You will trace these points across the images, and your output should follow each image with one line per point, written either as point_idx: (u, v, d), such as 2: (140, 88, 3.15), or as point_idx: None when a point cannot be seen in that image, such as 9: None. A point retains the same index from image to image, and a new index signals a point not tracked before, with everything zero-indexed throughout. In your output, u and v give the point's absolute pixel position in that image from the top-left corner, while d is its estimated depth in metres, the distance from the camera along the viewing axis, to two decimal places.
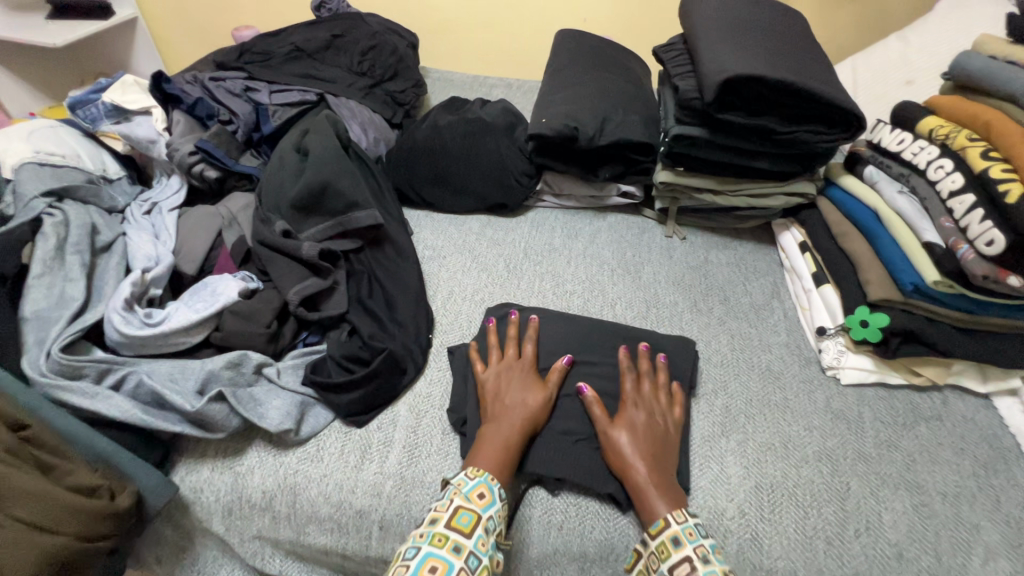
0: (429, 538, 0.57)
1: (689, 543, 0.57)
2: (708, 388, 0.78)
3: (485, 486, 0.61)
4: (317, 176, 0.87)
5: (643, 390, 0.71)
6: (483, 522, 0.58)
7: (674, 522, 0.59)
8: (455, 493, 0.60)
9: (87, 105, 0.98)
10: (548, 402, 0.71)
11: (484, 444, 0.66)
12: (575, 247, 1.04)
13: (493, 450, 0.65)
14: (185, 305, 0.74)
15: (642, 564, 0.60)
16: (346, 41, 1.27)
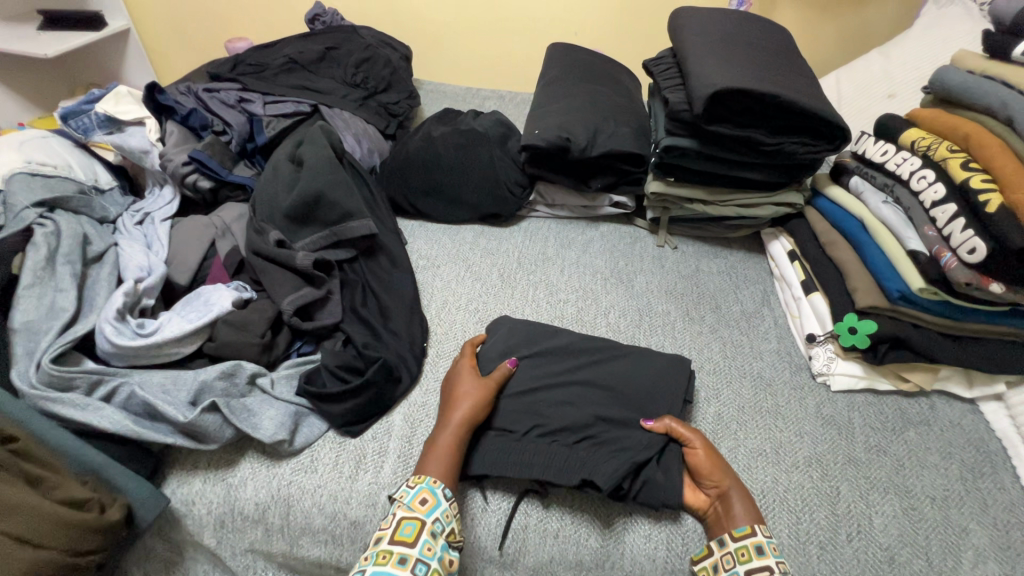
0: (374, 558, 0.57)
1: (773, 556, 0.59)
2: (701, 396, 0.79)
3: (428, 491, 0.62)
4: (311, 186, 0.88)
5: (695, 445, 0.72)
6: (428, 528, 0.59)
7: (759, 532, 0.60)
8: (397, 507, 0.61)
9: (79, 115, 0.98)
10: (485, 394, 0.71)
11: (429, 452, 0.66)
12: (568, 256, 1.05)
13: (436, 455, 0.65)
14: (178, 315, 0.74)
15: (711, 562, 0.60)
16: (339, 54, 1.28)
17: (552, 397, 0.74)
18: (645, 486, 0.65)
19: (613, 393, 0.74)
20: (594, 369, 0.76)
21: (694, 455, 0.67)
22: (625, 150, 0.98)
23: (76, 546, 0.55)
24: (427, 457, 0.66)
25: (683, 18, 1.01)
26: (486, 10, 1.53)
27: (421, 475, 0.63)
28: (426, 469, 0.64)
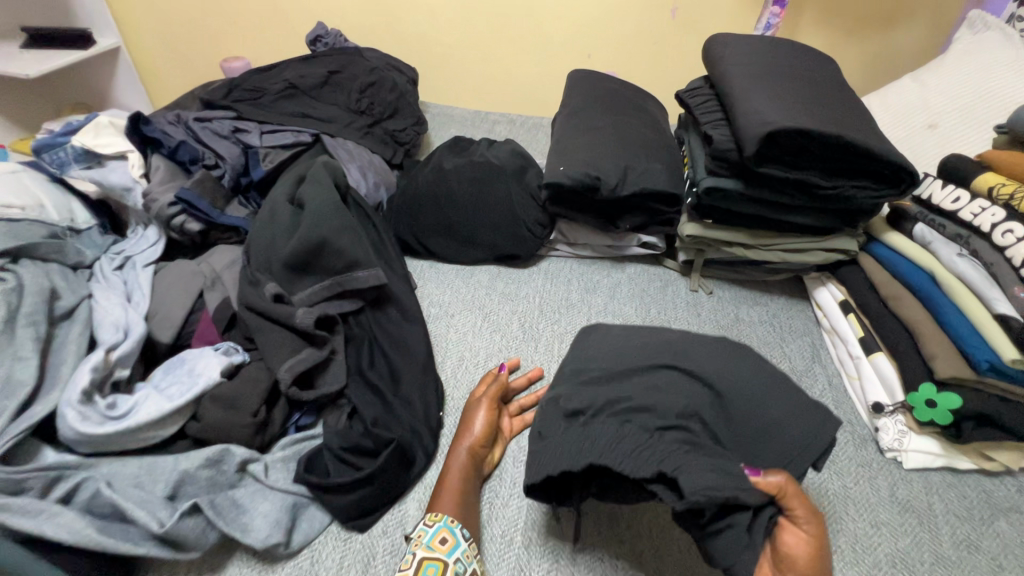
0: None
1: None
2: None
3: (448, 529, 0.58)
4: (313, 232, 0.78)
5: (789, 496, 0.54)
6: (451, 568, 0.55)
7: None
8: (417, 547, 0.56)
9: (54, 147, 0.87)
10: (490, 418, 0.71)
11: (440, 489, 0.64)
12: (594, 303, 0.96)
13: (449, 493, 0.63)
14: (156, 391, 0.63)
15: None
16: (343, 78, 1.19)
17: (623, 386, 0.60)
18: (727, 532, 0.49)
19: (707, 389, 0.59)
20: None
21: (790, 539, 0.50)
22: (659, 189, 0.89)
23: None
24: (439, 493, 0.63)
25: (720, 46, 0.93)
26: (496, 32, 1.46)
27: (437, 513, 0.60)
28: (439, 505, 0.62)
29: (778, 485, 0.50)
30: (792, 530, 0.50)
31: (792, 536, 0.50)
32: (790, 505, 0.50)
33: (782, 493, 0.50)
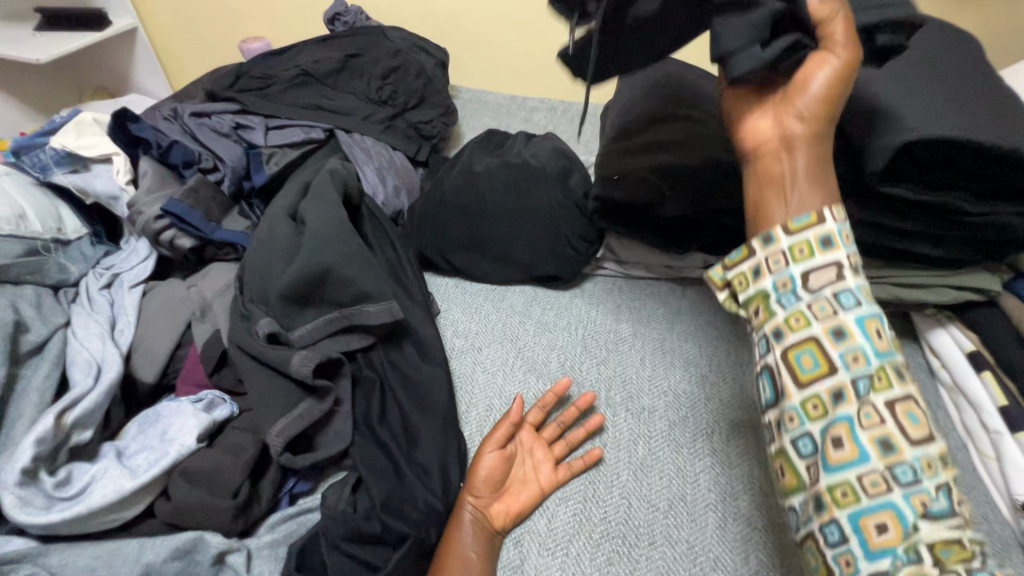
0: None
1: (844, 245, 0.43)
2: None
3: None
4: (316, 257, 0.65)
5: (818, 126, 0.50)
6: None
7: (830, 220, 0.43)
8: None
9: (34, 149, 0.79)
10: (499, 463, 0.62)
11: (445, 555, 0.56)
12: (650, 336, 0.80)
13: (452, 562, 0.55)
14: (118, 463, 0.52)
15: (753, 262, 0.45)
16: (362, 62, 1.05)
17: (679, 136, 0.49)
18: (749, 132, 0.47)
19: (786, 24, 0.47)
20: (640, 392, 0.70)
21: (813, 68, 0.46)
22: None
23: None
24: (441, 562, 0.55)
25: None
26: (534, 5, 1.26)
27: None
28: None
29: (832, 11, 0.45)
30: (821, 62, 0.46)
31: (817, 66, 0.46)
32: (828, 32, 0.46)
33: (828, 20, 0.46)
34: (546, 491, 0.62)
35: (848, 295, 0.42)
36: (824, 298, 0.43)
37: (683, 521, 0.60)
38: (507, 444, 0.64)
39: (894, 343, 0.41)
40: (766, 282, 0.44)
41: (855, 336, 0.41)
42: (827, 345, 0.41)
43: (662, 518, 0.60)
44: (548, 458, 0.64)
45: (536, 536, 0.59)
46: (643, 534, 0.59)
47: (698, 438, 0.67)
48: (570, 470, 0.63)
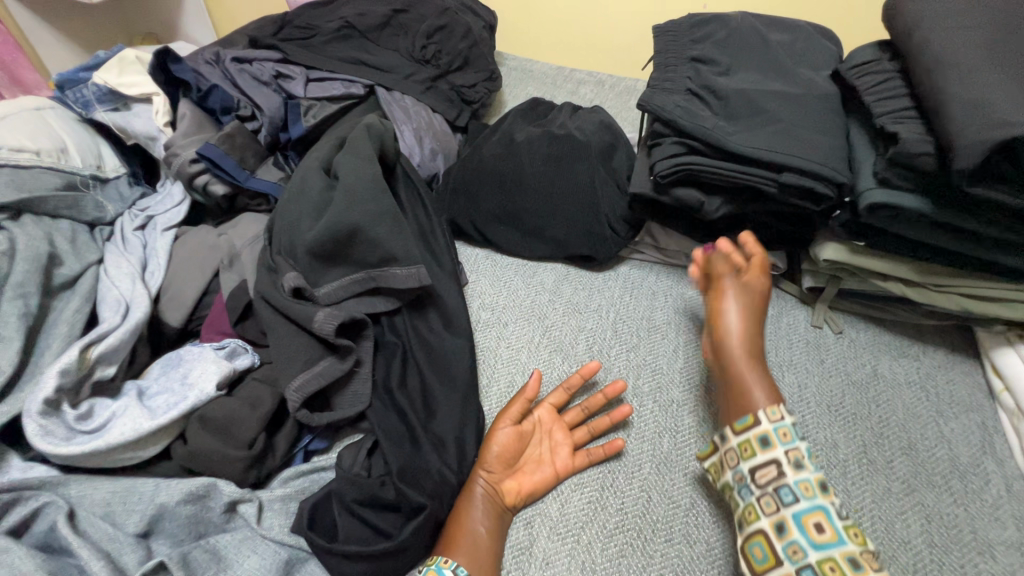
0: None
1: (781, 445, 0.52)
2: None
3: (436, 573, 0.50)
4: (347, 215, 0.63)
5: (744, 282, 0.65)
6: None
7: (765, 420, 0.54)
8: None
9: (78, 85, 0.78)
10: (513, 437, 0.60)
11: (452, 524, 0.54)
12: (683, 328, 0.76)
13: (458, 531, 0.53)
14: (140, 401, 0.52)
15: (718, 459, 0.56)
16: (408, 19, 1.01)
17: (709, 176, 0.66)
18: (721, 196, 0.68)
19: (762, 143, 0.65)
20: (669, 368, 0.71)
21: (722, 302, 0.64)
22: (802, 167, 0.62)
23: None
24: (446, 528, 0.54)
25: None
26: None
27: (432, 558, 0.52)
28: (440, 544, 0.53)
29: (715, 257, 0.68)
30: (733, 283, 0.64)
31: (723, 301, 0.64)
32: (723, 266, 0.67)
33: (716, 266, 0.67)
34: (560, 473, 0.60)
35: (789, 490, 0.50)
36: (769, 493, 0.50)
37: (702, 518, 0.57)
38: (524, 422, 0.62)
39: (841, 534, 0.47)
40: (728, 477, 0.54)
41: (794, 533, 0.48)
42: (772, 539, 0.48)
43: (681, 516, 0.58)
44: (563, 442, 0.62)
45: (547, 519, 0.57)
46: (660, 530, 0.57)
47: None
48: (587, 454, 0.61)
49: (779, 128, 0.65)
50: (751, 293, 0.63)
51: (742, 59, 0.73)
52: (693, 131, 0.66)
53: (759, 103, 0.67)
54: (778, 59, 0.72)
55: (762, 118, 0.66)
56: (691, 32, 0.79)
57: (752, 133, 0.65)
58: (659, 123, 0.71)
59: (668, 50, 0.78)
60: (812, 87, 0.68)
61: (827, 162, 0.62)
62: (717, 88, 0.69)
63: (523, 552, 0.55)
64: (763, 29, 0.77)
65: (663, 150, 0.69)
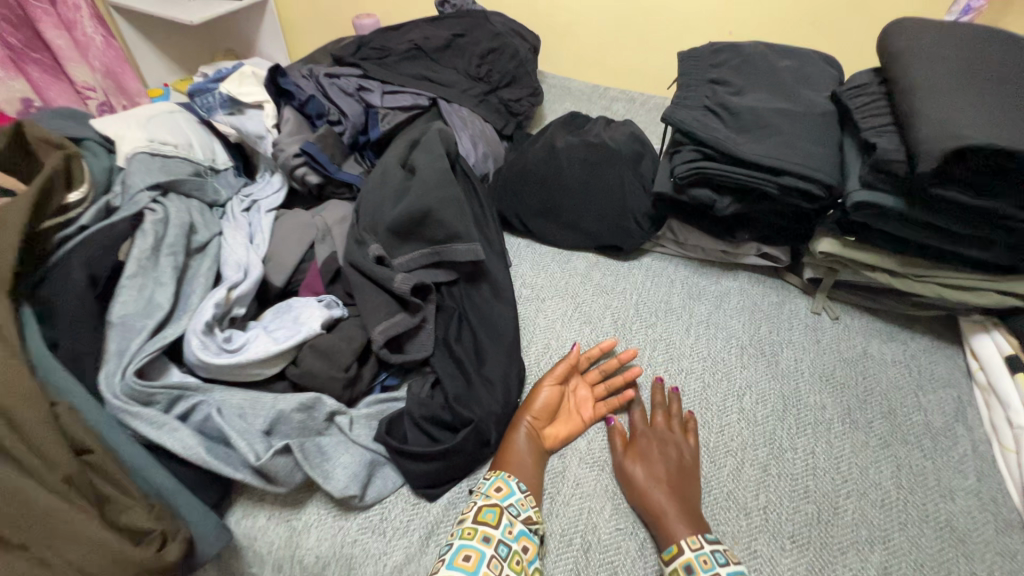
0: (461, 532, 0.59)
1: (704, 572, 0.55)
2: (848, 519, 0.63)
3: (503, 479, 0.63)
4: (422, 200, 0.78)
5: (655, 422, 0.70)
6: (507, 513, 0.60)
7: (688, 549, 0.57)
8: (477, 496, 0.62)
9: (206, 93, 0.97)
10: (556, 390, 0.73)
11: (503, 448, 0.67)
12: (697, 310, 0.88)
13: (509, 451, 0.66)
14: (265, 332, 0.68)
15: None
16: (466, 43, 1.18)
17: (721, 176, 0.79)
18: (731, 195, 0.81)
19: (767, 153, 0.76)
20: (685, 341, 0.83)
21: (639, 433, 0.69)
22: (803, 172, 0.74)
23: None
24: (500, 450, 0.67)
25: (902, 33, 0.77)
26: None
27: (494, 469, 0.65)
28: (496, 460, 0.66)
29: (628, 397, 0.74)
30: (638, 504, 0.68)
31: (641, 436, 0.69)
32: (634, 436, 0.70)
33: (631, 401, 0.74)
34: (587, 423, 0.73)
35: None
36: None
37: (650, 552, 0.61)
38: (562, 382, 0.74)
39: None
40: None
41: None
42: None
43: None
44: (586, 404, 0.74)
45: (577, 452, 0.70)
46: None
47: (730, 397, 0.75)
48: (608, 408, 0.74)
49: (781, 139, 0.77)
50: (666, 445, 0.67)
51: (754, 81, 0.86)
52: (708, 139, 0.79)
53: (765, 117, 0.80)
54: (785, 82, 0.85)
55: (767, 130, 0.79)
56: (710, 58, 0.93)
57: (758, 142, 0.78)
58: (680, 133, 0.84)
59: (690, 73, 0.92)
60: (812, 107, 0.81)
61: (820, 167, 0.74)
62: (730, 105, 0.82)
63: (557, 474, 0.68)
64: (774, 56, 0.90)
65: (683, 156, 0.82)
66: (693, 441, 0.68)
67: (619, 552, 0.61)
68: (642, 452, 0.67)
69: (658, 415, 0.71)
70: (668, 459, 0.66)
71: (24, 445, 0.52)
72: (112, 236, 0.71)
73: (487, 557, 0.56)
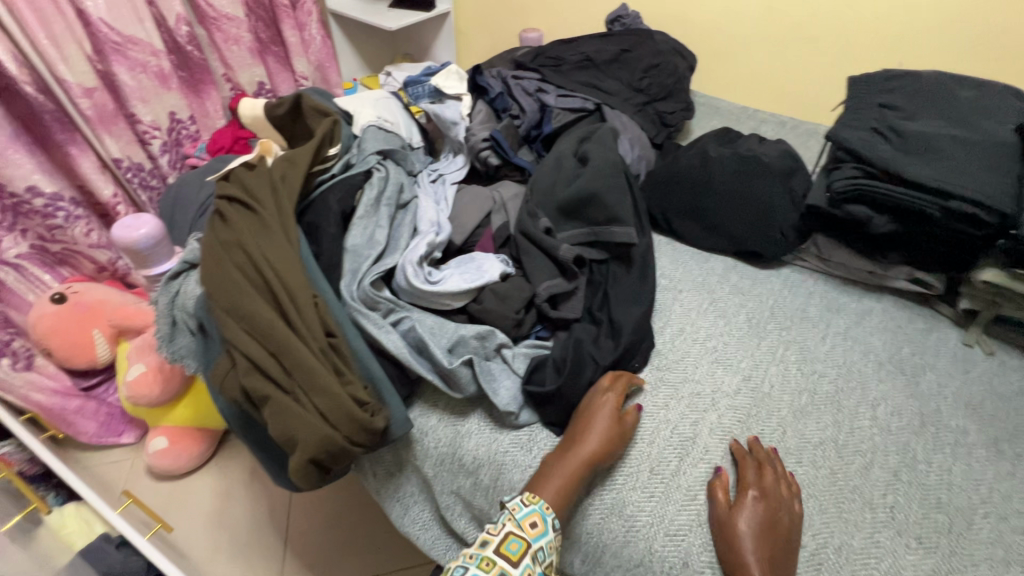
0: (478, 561, 0.60)
1: None
2: (983, 536, 0.64)
3: (540, 515, 0.63)
4: (591, 185, 0.90)
5: (764, 480, 0.67)
6: (532, 552, 0.61)
7: None
8: (509, 519, 0.63)
9: (417, 84, 1.18)
10: (612, 443, 0.70)
11: (545, 475, 0.67)
12: (835, 323, 0.91)
13: (552, 482, 0.66)
14: (458, 273, 0.85)
15: None
16: (631, 57, 1.30)
17: (879, 194, 0.82)
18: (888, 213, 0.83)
19: (933, 177, 0.78)
20: (821, 350, 0.86)
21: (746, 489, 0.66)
22: (973, 197, 0.75)
23: (352, 436, 0.69)
24: (544, 477, 0.67)
25: None
26: (797, 22, 1.39)
27: (535, 495, 0.65)
28: (540, 490, 0.66)
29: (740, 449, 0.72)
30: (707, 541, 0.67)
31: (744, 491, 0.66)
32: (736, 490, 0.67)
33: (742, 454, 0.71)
34: (718, 405, 0.78)
35: None
36: None
37: None
38: (618, 437, 0.71)
39: None
40: None
41: None
42: None
43: (811, 449, 0.72)
44: (715, 407, 0.78)
45: (708, 424, 0.76)
46: (794, 454, 0.72)
47: (863, 405, 0.77)
48: (739, 410, 0.77)
49: (952, 166, 0.79)
50: (773, 509, 0.64)
51: (927, 109, 0.88)
52: (872, 158, 0.82)
53: (938, 142, 0.81)
54: (963, 111, 0.86)
55: (937, 156, 0.80)
56: (882, 84, 0.95)
57: (926, 165, 0.80)
58: (842, 151, 0.89)
59: (858, 97, 0.95)
60: (990, 137, 0.81)
61: (992, 194, 0.75)
62: (900, 128, 0.85)
63: (687, 441, 0.74)
64: (954, 86, 0.91)
65: (844, 172, 0.86)
66: (800, 507, 0.65)
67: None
68: (744, 512, 0.63)
69: (765, 471, 0.68)
70: (772, 524, 0.63)
71: (298, 318, 0.72)
72: (351, 185, 0.91)
73: None
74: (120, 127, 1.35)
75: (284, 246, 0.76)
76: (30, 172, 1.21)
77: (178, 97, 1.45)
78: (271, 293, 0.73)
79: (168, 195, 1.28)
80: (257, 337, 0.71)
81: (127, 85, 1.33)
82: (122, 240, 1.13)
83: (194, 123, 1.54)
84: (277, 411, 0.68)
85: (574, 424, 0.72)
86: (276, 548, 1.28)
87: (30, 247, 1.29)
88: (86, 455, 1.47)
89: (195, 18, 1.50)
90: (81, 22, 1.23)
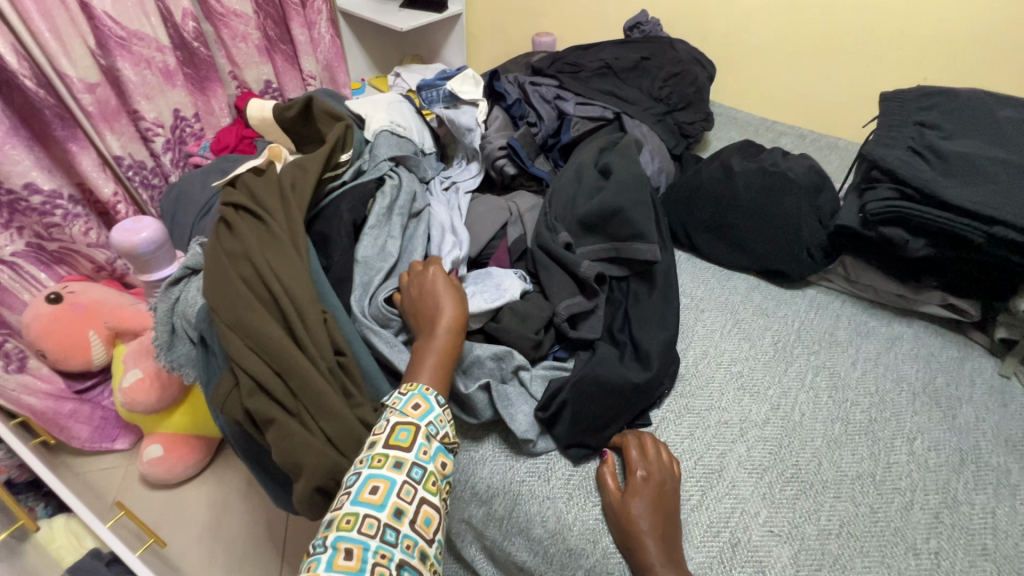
0: (370, 462, 0.57)
1: None
2: None
3: (421, 397, 0.62)
4: (614, 200, 0.86)
5: (648, 455, 0.68)
6: (422, 431, 0.59)
7: None
8: (391, 413, 0.60)
9: (432, 88, 1.14)
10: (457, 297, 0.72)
11: (418, 361, 0.67)
12: (866, 348, 0.87)
13: (428, 362, 0.66)
14: (476, 292, 0.80)
15: None
16: (651, 65, 1.26)
17: (918, 218, 0.78)
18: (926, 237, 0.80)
19: (978, 203, 0.75)
20: (852, 378, 0.82)
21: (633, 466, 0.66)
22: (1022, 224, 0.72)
23: None
24: (416, 365, 0.66)
25: None
26: (820, 33, 1.35)
27: (412, 382, 0.63)
28: (418, 378, 0.65)
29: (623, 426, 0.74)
30: None
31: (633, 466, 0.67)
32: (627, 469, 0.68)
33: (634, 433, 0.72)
34: (745, 436, 0.74)
35: None
36: None
37: None
38: (459, 293, 0.73)
39: None
40: None
41: None
42: None
43: (847, 483, 0.69)
44: (743, 438, 0.74)
45: (736, 456, 0.72)
46: (828, 488, 0.68)
47: (897, 438, 0.74)
48: (770, 442, 0.73)
49: (997, 190, 0.75)
50: (655, 478, 0.65)
51: (969, 127, 0.85)
52: (912, 179, 0.79)
53: (983, 164, 0.78)
54: (1005, 132, 0.83)
55: (978, 180, 0.77)
56: (918, 101, 0.92)
57: (968, 188, 0.77)
58: (877, 170, 0.85)
59: (892, 114, 0.92)
60: None
61: None
62: (940, 148, 0.82)
63: (713, 473, 0.70)
64: (993, 105, 0.88)
65: (879, 192, 0.83)
66: (678, 472, 0.68)
67: (768, 553, 0.62)
68: (635, 492, 0.64)
69: (648, 447, 0.69)
70: (661, 497, 0.64)
71: (305, 335, 0.68)
72: (363, 192, 0.87)
73: (398, 482, 0.56)
74: (123, 123, 1.31)
75: (292, 258, 0.72)
76: (29, 168, 1.15)
77: (184, 94, 1.42)
78: (277, 307, 0.70)
79: (170, 195, 1.28)
80: (261, 355, 0.67)
81: (131, 80, 1.29)
82: (122, 244, 1.09)
83: (198, 120, 1.50)
84: (281, 434, 0.64)
85: (418, 310, 0.72)
86: (273, 561, 1.24)
87: (25, 245, 1.24)
88: (77, 460, 1.42)
89: (203, 13, 1.46)
90: (85, 15, 1.19)
